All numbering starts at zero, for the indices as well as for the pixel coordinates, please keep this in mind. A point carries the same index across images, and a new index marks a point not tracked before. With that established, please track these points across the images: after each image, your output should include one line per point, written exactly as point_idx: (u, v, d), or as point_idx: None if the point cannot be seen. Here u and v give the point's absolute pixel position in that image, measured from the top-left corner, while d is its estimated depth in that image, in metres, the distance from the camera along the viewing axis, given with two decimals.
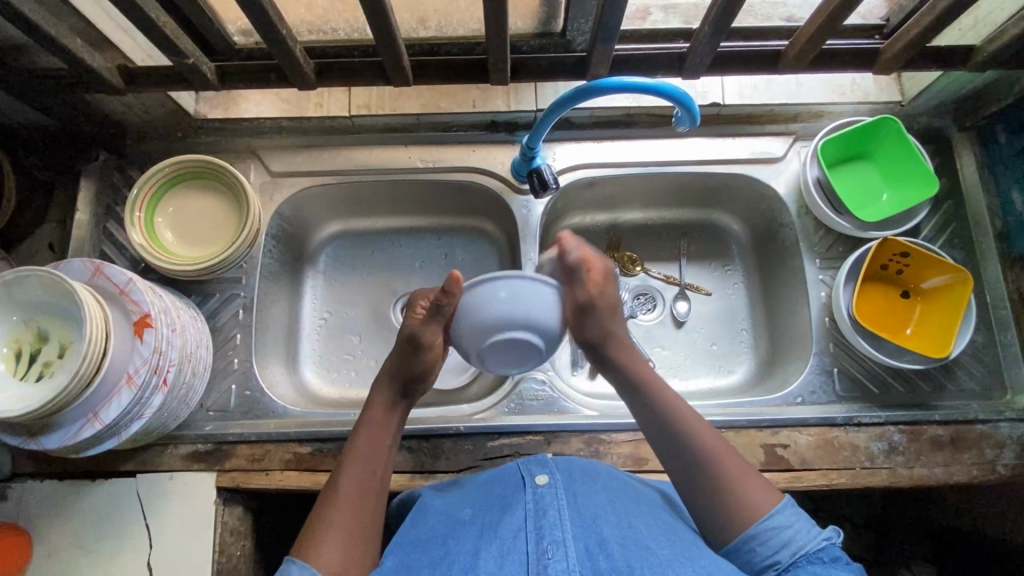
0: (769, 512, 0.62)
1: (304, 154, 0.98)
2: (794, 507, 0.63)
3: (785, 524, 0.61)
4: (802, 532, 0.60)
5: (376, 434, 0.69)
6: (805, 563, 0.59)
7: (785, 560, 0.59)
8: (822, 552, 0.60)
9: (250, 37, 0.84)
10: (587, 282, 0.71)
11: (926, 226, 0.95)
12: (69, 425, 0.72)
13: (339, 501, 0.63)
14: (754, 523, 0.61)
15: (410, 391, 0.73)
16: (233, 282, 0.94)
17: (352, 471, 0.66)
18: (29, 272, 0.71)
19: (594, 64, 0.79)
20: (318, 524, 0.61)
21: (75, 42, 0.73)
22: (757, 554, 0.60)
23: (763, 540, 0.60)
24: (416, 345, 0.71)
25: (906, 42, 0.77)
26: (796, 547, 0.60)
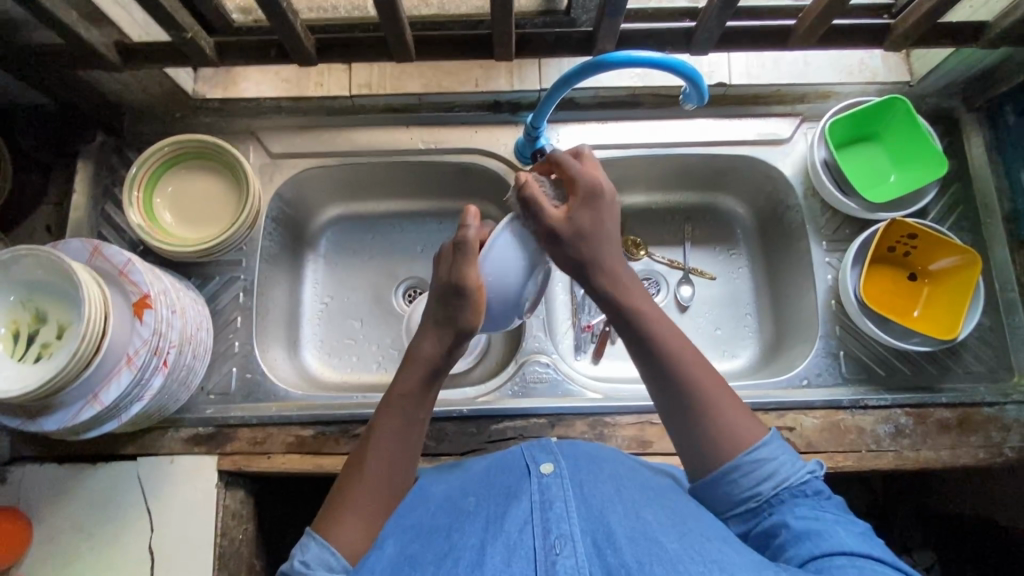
0: (752, 445, 0.61)
1: (304, 135, 0.97)
2: (777, 440, 0.62)
3: (769, 458, 0.61)
4: (784, 465, 0.60)
5: (410, 410, 0.63)
6: (789, 497, 0.59)
7: (767, 492, 0.60)
8: (806, 486, 0.60)
9: (250, 15, 0.85)
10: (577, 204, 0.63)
11: (933, 208, 0.94)
12: (69, 407, 0.71)
13: (364, 480, 0.60)
14: (735, 457, 0.61)
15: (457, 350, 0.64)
16: (233, 265, 0.93)
17: (380, 450, 0.61)
18: (26, 252, 0.70)
19: (601, 39, 0.78)
20: (341, 502, 0.59)
21: (71, 15, 0.71)
22: (739, 486, 0.60)
23: (745, 473, 0.60)
24: (461, 294, 0.61)
25: (917, 18, 0.76)
26: (778, 481, 0.60)
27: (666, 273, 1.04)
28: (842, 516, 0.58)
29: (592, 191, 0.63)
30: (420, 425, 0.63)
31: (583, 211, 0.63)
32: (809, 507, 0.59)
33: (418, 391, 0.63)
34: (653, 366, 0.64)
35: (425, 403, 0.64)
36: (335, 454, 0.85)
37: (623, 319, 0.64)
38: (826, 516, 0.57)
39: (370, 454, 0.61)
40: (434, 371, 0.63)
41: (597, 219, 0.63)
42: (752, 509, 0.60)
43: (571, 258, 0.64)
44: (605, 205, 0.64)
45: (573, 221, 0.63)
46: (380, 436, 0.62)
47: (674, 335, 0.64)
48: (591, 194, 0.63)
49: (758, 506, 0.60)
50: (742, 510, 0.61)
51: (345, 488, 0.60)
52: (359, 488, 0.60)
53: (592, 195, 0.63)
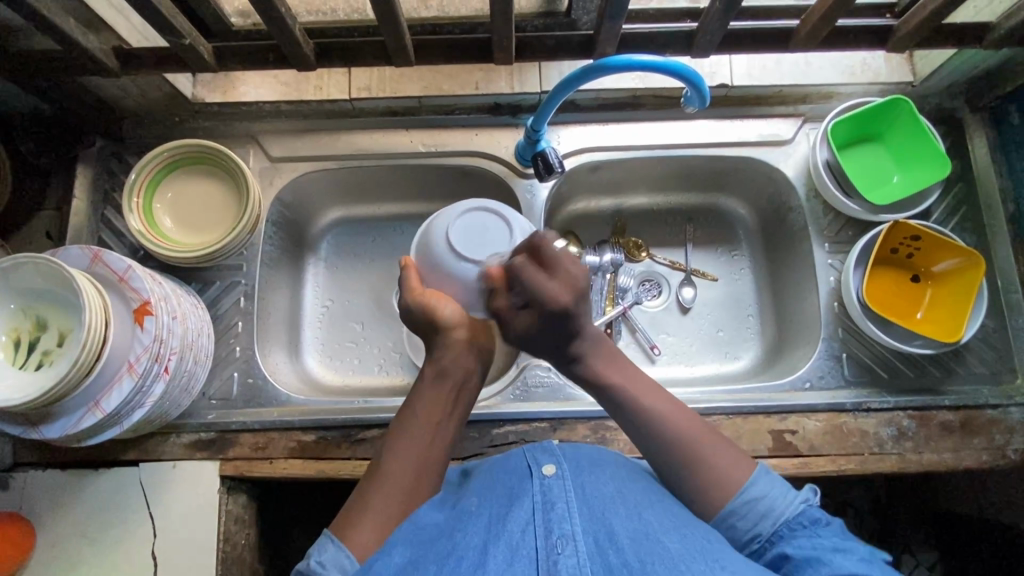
0: (742, 486, 0.62)
1: (304, 139, 0.96)
2: (765, 476, 0.63)
3: (760, 496, 0.61)
4: (777, 500, 0.61)
5: (423, 409, 0.66)
6: (787, 532, 0.60)
7: (766, 531, 0.60)
8: (801, 516, 0.61)
9: (247, 18, 0.84)
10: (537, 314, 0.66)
11: (936, 209, 0.94)
12: (71, 414, 0.71)
13: (381, 477, 0.61)
14: (729, 499, 0.62)
15: (466, 355, 0.70)
16: (234, 270, 0.92)
17: (395, 447, 0.63)
18: (26, 259, 0.70)
19: (602, 42, 0.78)
20: (360, 500, 0.60)
21: (68, 22, 0.71)
22: (739, 529, 0.61)
23: (742, 515, 0.61)
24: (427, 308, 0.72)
25: (920, 19, 0.75)
26: (775, 517, 0.61)
27: (667, 274, 1.04)
28: (841, 539, 0.58)
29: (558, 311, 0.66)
30: (436, 425, 0.65)
31: (543, 324, 0.67)
32: (807, 538, 0.59)
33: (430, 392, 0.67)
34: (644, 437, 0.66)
35: (438, 404, 0.66)
36: (337, 458, 0.85)
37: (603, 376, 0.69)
38: (825, 545, 0.58)
39: (388, 454, 0.63)
40: (443, 373, 0.68)
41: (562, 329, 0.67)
42: (755, 550, 0.61)
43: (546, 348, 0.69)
44: (571, 317, 0.66)
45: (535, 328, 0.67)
46: (395, 438, 0.64)
47: (650, 389, 0.68)
48: (555, 316, 0.66)
49: (760, 546, 0.60)
50: (746, 551, 0.61)
51: (364, 488, 0.61)
52: (376, 484, 0.61)
53: (559, 316, 0.66)
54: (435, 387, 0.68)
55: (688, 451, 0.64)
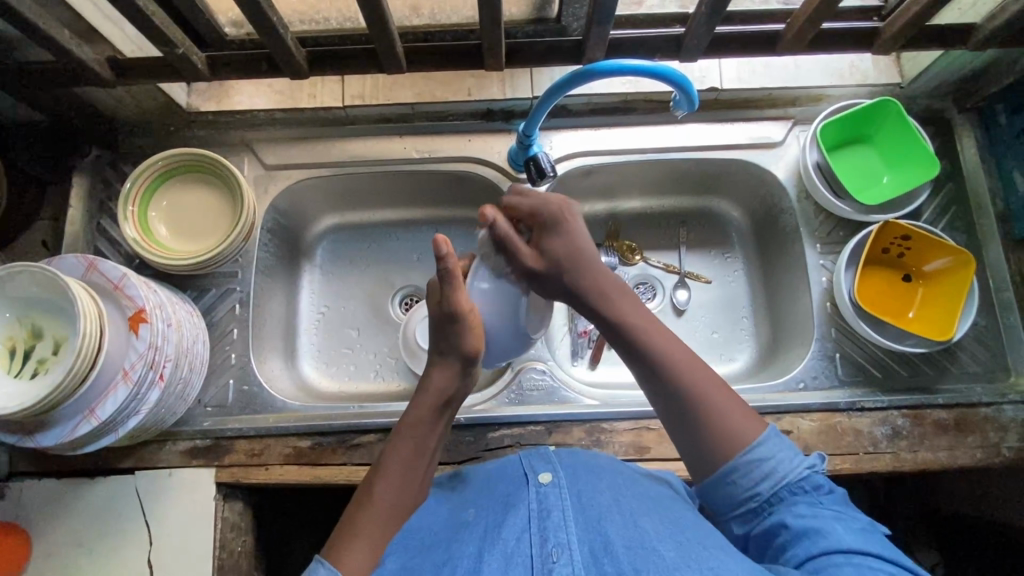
0: (750, 445, 0.61)
1: (298, 146, 0.97)
2: (774, 438, 0.62)
3: (767, 457, 0.60)
4: (782, 463, 0.60)
5: (421, 438, 0.64)
6: (788, 496, 0.60)
7: (766, 492, 0.60)
8: (804, 482, 0.60)
9: (242, 28, 0.83)
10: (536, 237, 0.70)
11: (927, 209, 0.94)
12: (66, 422, 0.71)
13: (374, 505, 0.60)
14: (733, 458, 0.61)
15: (464, 379, 0.68)
16: (230, 277, 0.93)
17: (390, 474, 0.61)
18: (22, 268, 0.70)
19: (591, 47, 0.79)
20: (353, 523, 0.59)
21: (63, 33, 0.72)
22: (739, 486, 0.61)
23: (745, 474, 0.60)
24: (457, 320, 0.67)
25: (906, 20, 0.76)
26: (777, 479, 0.60)
27: (661, 277, 1.04)
28: (840, 510, 0.58)
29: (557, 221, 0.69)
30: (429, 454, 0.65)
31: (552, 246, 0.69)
32: (807, 505, 0.59)
33: (428, 421, 0.65)
34: (662, 390, 0.64)
35: (435, 435, 0.65)
36: (333, 464, 0.85)
37: None
38: (825, 514, 0.57)
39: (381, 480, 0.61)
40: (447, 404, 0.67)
41: (567, 244, 0.69)
42: (752, 509, 0.61)
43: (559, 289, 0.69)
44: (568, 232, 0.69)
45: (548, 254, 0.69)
46: (391, 463, 0.62)
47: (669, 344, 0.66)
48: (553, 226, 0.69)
49: (758, 505, 0.60)
50: (742, 510, 0.61)
51: (355, 512, 0.60)
52: (368, 515, 0.59)
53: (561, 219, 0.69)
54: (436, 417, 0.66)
55: (699, 409, 0.63)
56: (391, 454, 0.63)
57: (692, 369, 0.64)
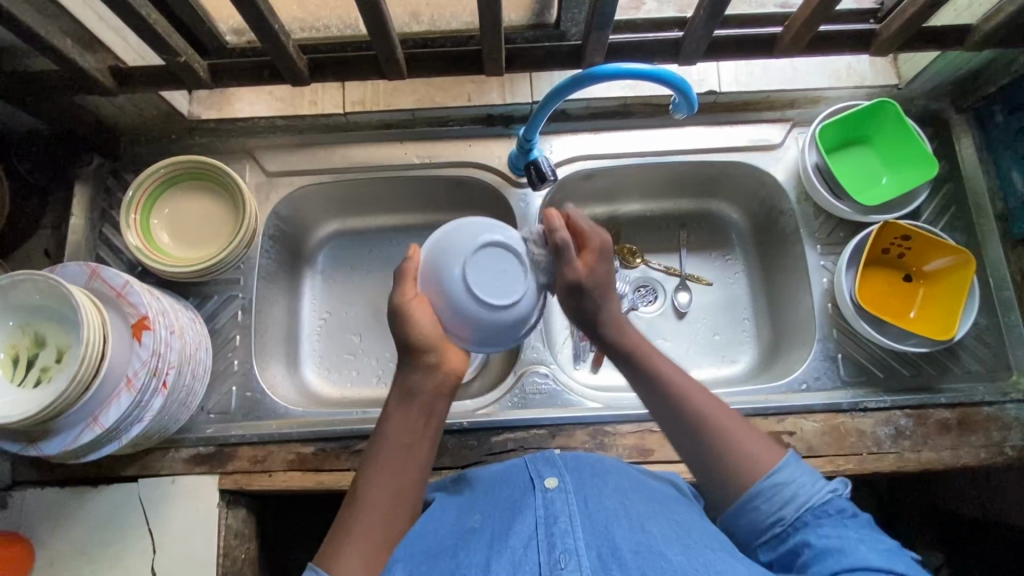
0: (771, 468, 0.62)
1: (299, 153, 0.97)
2: (795, 462, 0.62)
3: (790, 479, 0.61)
4: (805, 487, 0.60)
5: (395, 432, 0.65)
6: (812, 519, 0.59)
7: (790, 515, 0.60)
8: (828, 505, 0.59)
9: (243, 36, 0.84)
10: (576, 263, 0.71)
11: (926, 209, 0.95)
12: (70, 430, 0.71)
13: (358, 509, 0.60)
14: (757, 480, 0.62)
15: (437, 369, 0.67)
16: (231, 283, 0.93)
17: (370, 473, 0.62)
18: (25, 276, 0.70)
19: (591, 52, 0.79)
20: (343, 525, 0.60)
21: (66, 43, 0.72)
22: (762, 511, 0.61)
23: (767, 497, 0.61)
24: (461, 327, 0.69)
25: (903, 22, 0.76)
26: (800, 502, 0.60)
27: (662, 280, 1.05)
28: (866, 534, 0.57)
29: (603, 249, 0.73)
30: (409, 446, 0.64)
31: (597, 269, 0.72)
32: (832, 527, 0.58)
33: (397, 415, 0.66)
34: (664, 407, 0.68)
35: (407, 425, 0.65)
36: (337, 470, 0.85)
37: None
38: (850, 536, 0.56)
39: (364, 484, 0.62)
40: (412, 392, 0.66)
41: (609, 273, 0.73)
42: (777, 534, 0.60)
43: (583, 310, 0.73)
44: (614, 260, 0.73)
45: (593, 274, 0.71)
46: (370, 462, 0.63)
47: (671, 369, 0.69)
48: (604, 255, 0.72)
49: (783, 530, 0.59)
50: (767, 536, 0.60)
51: (342, 519, 0.60)
52: (355, 515, 0.60)
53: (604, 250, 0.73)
54: (404, 407, 0.66)
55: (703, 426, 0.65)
56: (370, 456, 0.64)
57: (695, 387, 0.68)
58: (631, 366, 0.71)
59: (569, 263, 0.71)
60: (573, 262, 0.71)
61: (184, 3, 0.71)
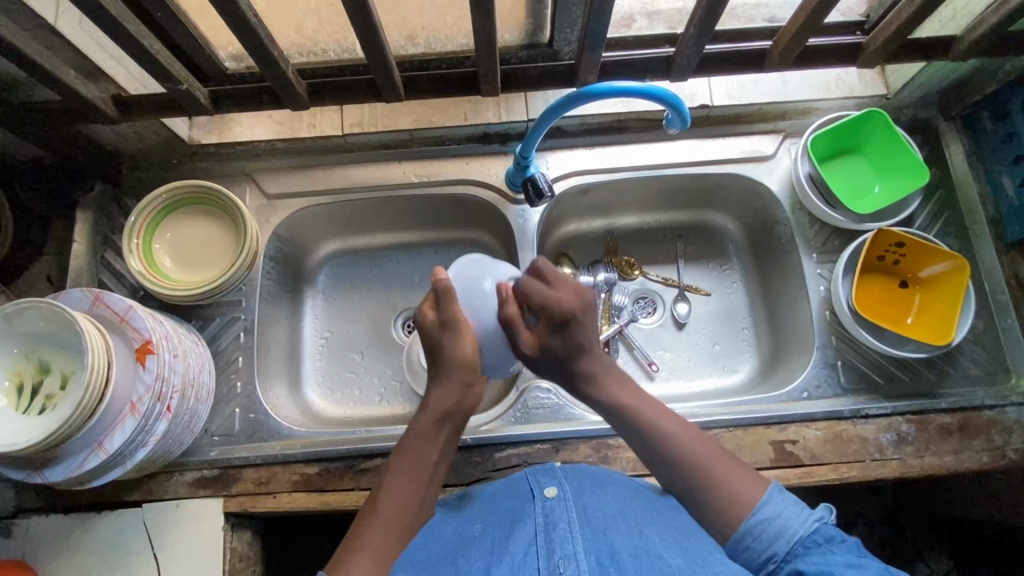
0: (757, 503, 0.62)
1: (298, 175, 0.98)
2: (778, 495, 0.62)
3: (774, 514, 0.60)
4: (791, 519, 0.60)
5: (420, 452, 0.66)
6: (802, 550, 0.58)
7: (781, 550, 0.59)
8: (816, 534, 0.59)
9: (242, 62, 0.85)
10: (523, 335, 0.72)
11: (919, 215, 0.96)
12: (75, 456, 0.72)
13: (376, 519, 0.60)
14: (744, 518, 0.61)
15: (467, 395, 0.69)
16: (234, 305, 0.94)
17: (391, 486, 0.63)
18: (29, 303, 0.71)
19: (584, 71, 0.81)
20: (357, 535, 0.60)
21: (68, 73, 0.73)
22: (754, 550, 0.60)
23: (756, 535, 0.60)
24: (451, 330, 0.70)
25: (888, 35, 0.78)
26: (788, 536, 0.59)
27: (661, 291, 1.05)
28: (856, 557, 0.55)
29: (564, 319, 0.70)
30: (432, 466, 0.66)
31: (554, 336, 0.71)
32: (820, 555, 0.57)
33: (427, 434, 0.67)
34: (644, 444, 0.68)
35: (434, 447, 0.66)
36: (341, 490, 0.85)
37: (610, 401, 0.70)
38: (837, 560, 0.55)
39: (384, 496, 0.62)
40: (443, 416, 0.68)
41: (572, 339, 0.71)
42: (774, 571, 0.59)
43: (551, 368, 0.73)
44: (581, 323, 0.71)
45: (553, 344, 0.71)
46: (392, 476, 0.64)
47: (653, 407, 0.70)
48: (564, 322, 0.70)
49: (777, 567, 0.59)
50: (765, 574, 0.60)
51: (357, 529, 0.60)
52: (372, 526, 0.60)
53: (563, 321, 0.70)
54: (433, 429, 0.67)
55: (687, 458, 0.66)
56: (394, 469, 0.64)
57: (682, 431, 0.68)
58: (616, 416, 0.70)
59: (517, 335, 0.72)
60: (521, 334, 0.72)
61: (184, 33, 0.72)
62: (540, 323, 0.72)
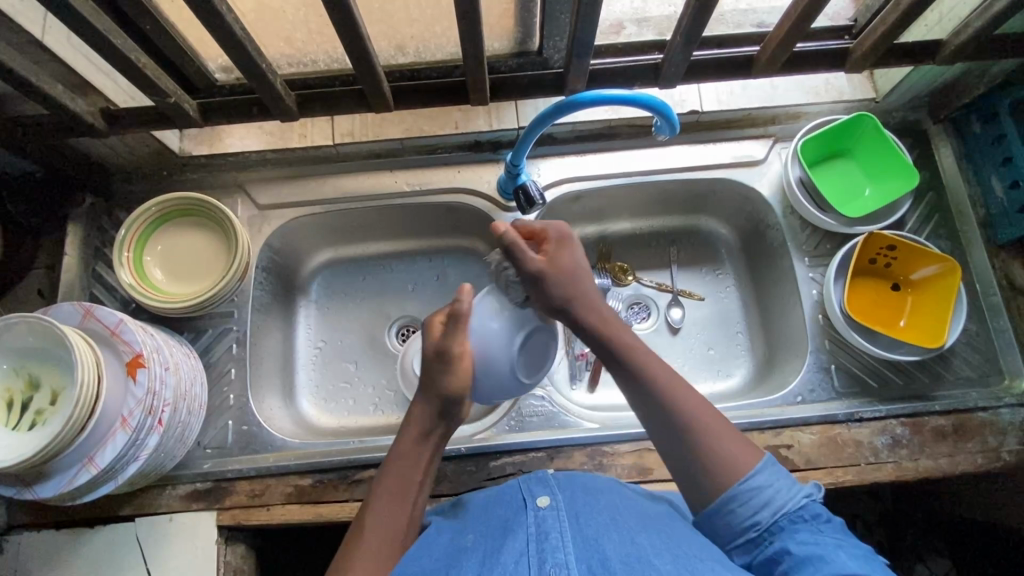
0: (751, 471, 0.62)
1: (290, 185, 0.99)
2: (772, 465, 0.63)
3: (765, 484, 0.61)
4: (781, 491, 0.61)
5: (406, 470, 0.66)
6: (788, 525, 0.60)
7: (766, 521, 0.60)
8: (803, 510, 0.61)
9: (231, 73, 0.85)
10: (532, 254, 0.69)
11: (910, 218, 0.96)
12: (64, 472, 0.71)
13: (363, 538, 0.62)
14: (733, 484, 0.62)
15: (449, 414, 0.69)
16: (225, 317, 0.93)
17: (377, 506, 0.64)
18: (19, 319, 0.70)
19: (573, 79, 0.81)
20: (345, 555, 0.61)
21: (57, 88, 0.73)
22: (738, 516, 0.61)
23: (744, 501, 0.61)
24: (445, 361, 0.68)
25: (874, 41, 0.79)
26: (777, 508, 0.60)
27: (655, 296, 1.05)
28: (842, 539, 0.58)
29: (564, 237, 0.71)
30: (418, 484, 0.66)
31: (560, 250, 0.70)
32: (809, 532, 0.59)
33: (412, 451, 0.67)
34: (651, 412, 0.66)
35: (420, 464, 0.67)
36: (335, 501, 0.85)
37: None
38: (826, 541, 0.58)
39: (370, 516, 0.63)
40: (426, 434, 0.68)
41: (573, 256, 0.71)
42: (752, 540, 0.61)
43: (557, 295, 0.69)
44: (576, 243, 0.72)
45: (555, 265, 0.69)
46: (377, 496, 0.65)
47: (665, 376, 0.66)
48: (562, 238, 0.71)
49: (759, 536, 0.60)
50: (742, 539, 0.61)
51: (345, 549, 0.61)
52: (359, 546, 0.61)
53: (563, 237, 0.71)
54: (418, 446, 0.67)
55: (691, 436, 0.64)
56: (379, 489, 0.65)
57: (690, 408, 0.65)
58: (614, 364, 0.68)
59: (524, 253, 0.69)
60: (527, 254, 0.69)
61: (173, 45, 0.72)
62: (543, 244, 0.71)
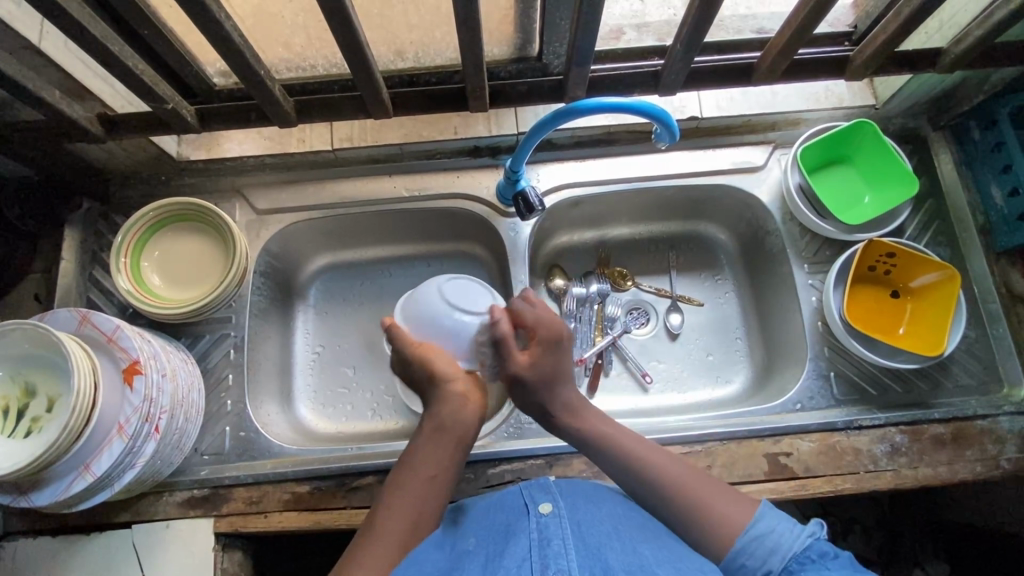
0: (751, 520, 0.64)
1: (288, 191, 0.98)
2: (772, 512, 0.64)
3: (768, 530, 0.63)
4: (784, 536, 0.62)
5: (419, 462, 0.66)
6: (796, 566, 0.61)
7: (777, 567, 0.61)
8: (809, 550, 0.61)
9: (230, 77, 0.84)
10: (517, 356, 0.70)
11: (909, 226, 0.96)
12: (60, 480, 0.71)
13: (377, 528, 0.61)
14: (739, 536, 0.63)
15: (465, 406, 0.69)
16: (223, 322, 0.93)
17: (391, 497, 0.63)
18: (14, 325, 0.70)
19: (573, 86, 0.81)
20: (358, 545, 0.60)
21: (54, 94, 0.73)
22: (749, 567, 0.62)
23: (751, 552, 0.62)
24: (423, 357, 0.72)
25: (874, 49, 0.78)
26: (784, 552, 0.61)
27: (654, 302, 1.05)
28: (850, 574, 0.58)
29: (556, 339, 0.71)
30: (434, 475, 0.65)
31: (547, 356, 0.70)
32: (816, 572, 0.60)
33: (425, 442, 0.67)
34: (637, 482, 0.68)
35: (435, 456, 0.66)
36: (333, 508, 0.84)
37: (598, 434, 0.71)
38: None
39: (385, 507, 0.63)
40: (441, 426, 0.68)
41: (559, 362, 0.71)
42: None
43: (532, 399, 0.71)
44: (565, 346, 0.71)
45: (537, 369, 0.70)
46: (392, 490, 0.65)
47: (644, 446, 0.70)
48: (555, 340, 0.71)
49: None
50: None
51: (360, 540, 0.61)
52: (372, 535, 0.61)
53: (555, 340, 0.71)
54: (432, 438, 0.67)
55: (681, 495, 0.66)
56: (394, 483, 0.65)
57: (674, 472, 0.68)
58: (595, 441, 0.71)
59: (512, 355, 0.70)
60: (513, 354, 0.70)
61: (171, 51, 0.72)
62: (533, 343, 0.71)
